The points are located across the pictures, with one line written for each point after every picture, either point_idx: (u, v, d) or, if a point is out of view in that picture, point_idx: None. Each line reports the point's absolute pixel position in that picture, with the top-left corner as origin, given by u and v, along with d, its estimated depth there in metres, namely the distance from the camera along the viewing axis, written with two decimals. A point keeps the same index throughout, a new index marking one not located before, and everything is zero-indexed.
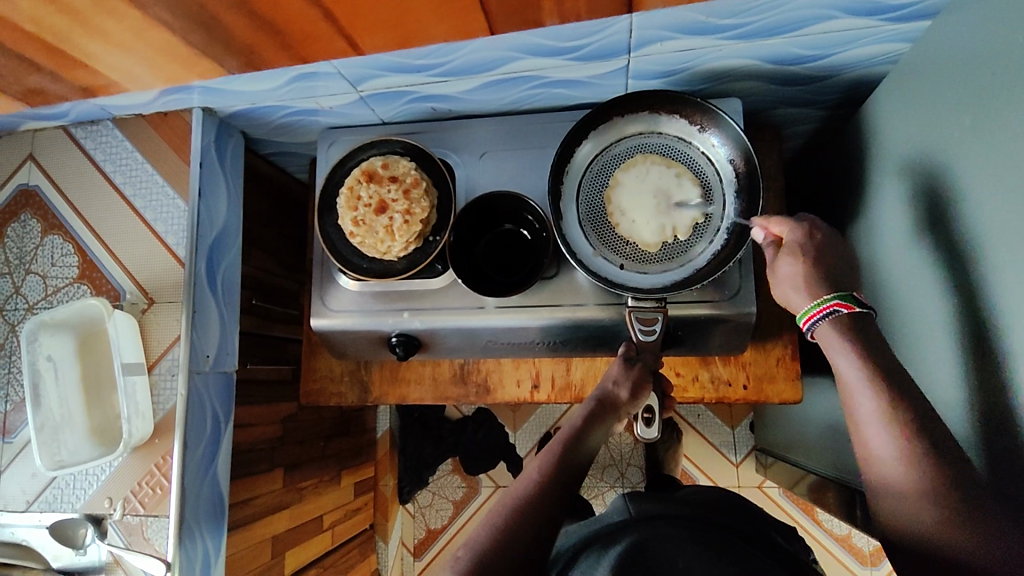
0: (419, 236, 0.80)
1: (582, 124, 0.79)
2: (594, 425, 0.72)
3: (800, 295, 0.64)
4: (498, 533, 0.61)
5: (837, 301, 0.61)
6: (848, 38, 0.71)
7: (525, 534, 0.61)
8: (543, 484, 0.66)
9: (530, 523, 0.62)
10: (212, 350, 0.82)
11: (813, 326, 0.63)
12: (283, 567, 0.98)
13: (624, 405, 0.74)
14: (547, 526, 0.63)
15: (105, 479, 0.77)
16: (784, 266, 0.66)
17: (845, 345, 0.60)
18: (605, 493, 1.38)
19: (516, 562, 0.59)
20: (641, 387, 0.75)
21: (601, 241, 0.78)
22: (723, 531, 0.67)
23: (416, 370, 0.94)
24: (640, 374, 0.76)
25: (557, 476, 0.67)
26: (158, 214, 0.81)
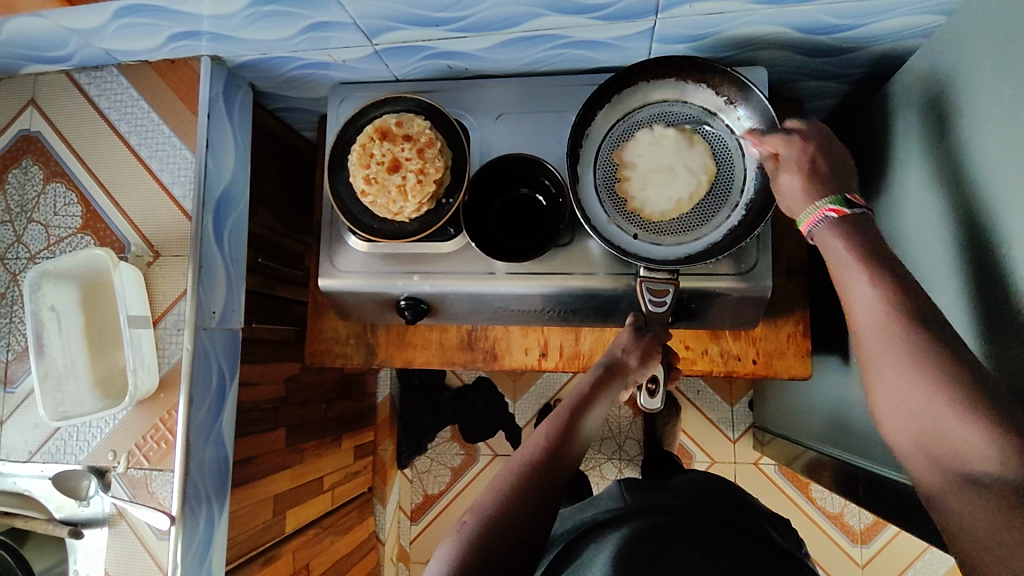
0: (432, 197, 0.78)
1: (605, 87, 0.76)
2: (601, 393, 0.71)
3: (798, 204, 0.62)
4: (506, 499, 0.60)
5: (828, 209, 0.60)
6: (883, 7, 0.69)
7: (532, 499, 0.61)
8: (553, 449, 0.65)
9: (538, 490, 0.61)
10: (218, 307, 0.80)
11: (813, 230, 0.61)
12: (284, 525, 0.99)
13: (633, 371, 0.73)
14: (555, 490, 0.63)
15: (109, 431, 0.76)
16: (785, 179, 0.64)
17: (842, 249, 0.57)
18: (603, 464, 1.39)
19: (523, 529, 0.59)
20: (650, 353, 0.74)
21: (616, 211, 0.77)
22: (721, 522, 0.66)
23: (423, 335, 0.93)
24: (651, 342, 0.75)
25: (564, 442, 0.66)
26: (165, 165, 0.79)
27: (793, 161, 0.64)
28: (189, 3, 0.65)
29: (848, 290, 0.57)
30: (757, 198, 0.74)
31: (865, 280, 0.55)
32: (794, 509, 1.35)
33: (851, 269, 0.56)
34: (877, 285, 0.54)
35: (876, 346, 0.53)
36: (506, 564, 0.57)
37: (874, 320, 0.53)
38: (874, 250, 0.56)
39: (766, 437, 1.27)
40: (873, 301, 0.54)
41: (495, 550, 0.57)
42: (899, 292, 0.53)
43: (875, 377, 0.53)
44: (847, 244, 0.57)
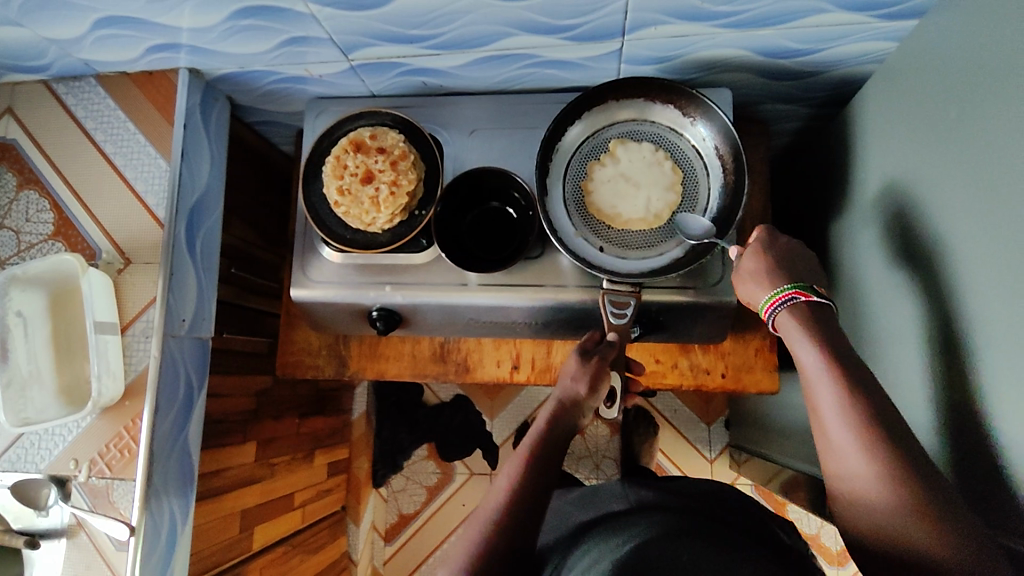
0: (405, 209, 0.79)
1: (574, 105, 0.78)
2: (562, 425, 0.67)
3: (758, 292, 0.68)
4: (470, 565, 0.58)
5: (788, 292, 0.64)
6: (836, 33, 0.73)
7: (499, 562, 0.58)
8: (517, 495, 0.62)
9: (503, 551, 0.59)
10: (188, 314, 0.80)
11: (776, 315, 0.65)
12: (251, 541, 0.98)
13: (585, 401, 0.68)
14: (521, 547, 0.60)
15: (72, 439, 0.75)
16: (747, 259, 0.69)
17: (810, 348, 0.60)
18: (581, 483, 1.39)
19: None
20: (600, 374, 0.69)
21: (584, 224, 0.78)
22: (717, 522, 0.65)
23: (396, 347, 0.93)
24: (599, 366, 0.69)
25: (523, 493, 0.62)
26: (140, 174, 0.80)
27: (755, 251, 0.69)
28: (167, 14, 0.67)
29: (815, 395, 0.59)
30: (721, 216, 0.76)
31: (830, 383, 0.57)
32: None
33: (808, 356, 0.60)
34: (829, 374, 0.58)
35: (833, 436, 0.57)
36: None
37: (830, 411, 0.57)
38: (838, 352, 0.59)
39: (741, 456, 1.28)
40: (830, 386, 0.57)
41: None
42: (852, 382, 0.57)
43: (832, 461, 0.57)
44: (807, 335, 0.61)
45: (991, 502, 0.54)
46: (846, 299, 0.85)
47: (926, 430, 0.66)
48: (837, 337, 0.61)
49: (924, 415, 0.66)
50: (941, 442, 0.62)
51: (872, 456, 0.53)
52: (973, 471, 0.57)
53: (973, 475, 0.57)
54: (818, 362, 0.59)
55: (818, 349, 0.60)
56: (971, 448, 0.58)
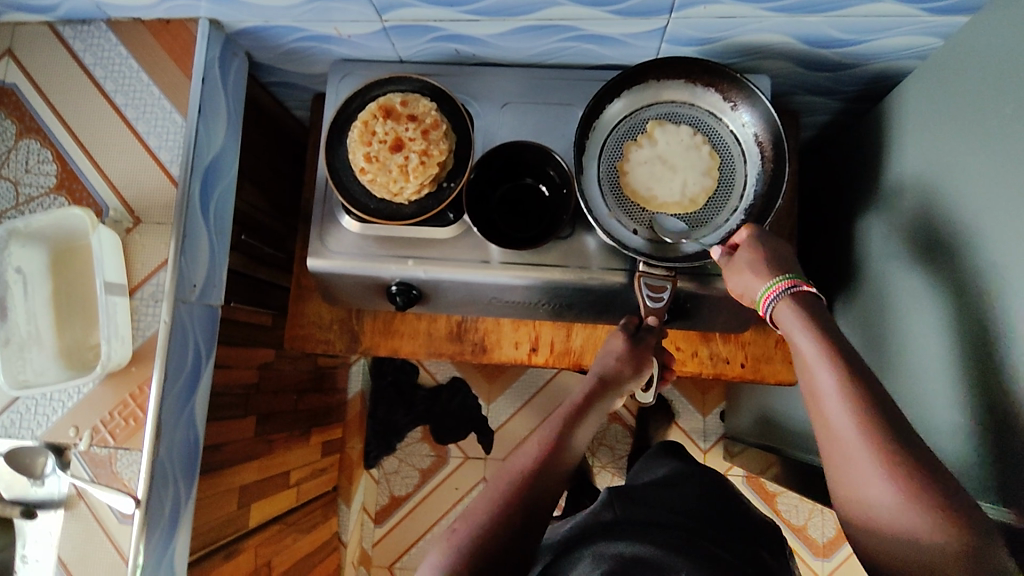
0: (434, 180, 0.76)
1: (614, 81, 0.76)
2: (594, 404, 0.66)
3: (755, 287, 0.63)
4: (498, 512, 0.56)
5: (784, 282, 0.61)
6: (883, 24, 0.72)
7: (528, 513, 0.56)
8: (544, 463, 0.59)
9: (533, 503, 0.57)
10: (199, 280, 0.76)
11: (772, 304, 0.61)
12: (249, 518, 0.95)
13: (629, 382, 0.69)
14: (549, 504, 0.58)
15: (72, 406, 0.70)
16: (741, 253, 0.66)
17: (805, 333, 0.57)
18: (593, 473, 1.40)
19: (512, 544, 0.55)
20: (643, 358, 0.70)
21: (617, 205, 0.76)
22: (720, 532, 0.62)
23: (411, 324, 0.90)
24: (645, 349, 0.70)
25: (557, 454, 0.61)
26: (152, 128, 0.75)
27: (749, 245, 0.66)
28: None
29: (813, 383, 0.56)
30: (757, 203, 0.74)
31: (829, 371, 0.54)
32: None
33: (806, 345, 0.57)
34: (828, 362, 0.55)
35: (831, 425, 0.53)
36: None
37: (829, 398, 0.54)
38: (837, 338, 0.56)
39: (737, 448, 1.29)
40: (830, 375, 0.54)
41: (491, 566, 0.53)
42: (853, 372, 0.54)
43: (835, 456, 0.53)
44: (806, 323, 0.58)
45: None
46: (868, 295, 0.85)
47: (953, 429, 0.66)
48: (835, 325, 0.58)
49: (952, 412, 0.66)
50: (971, 441, 0.62)
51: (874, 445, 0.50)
52: (1006, 471, 0.57)
53: (1008, 475, 0.57)
54: (819, 350, 0.56)
55: (818, 337, 0.57)
56: (1005, 449, 0.58)
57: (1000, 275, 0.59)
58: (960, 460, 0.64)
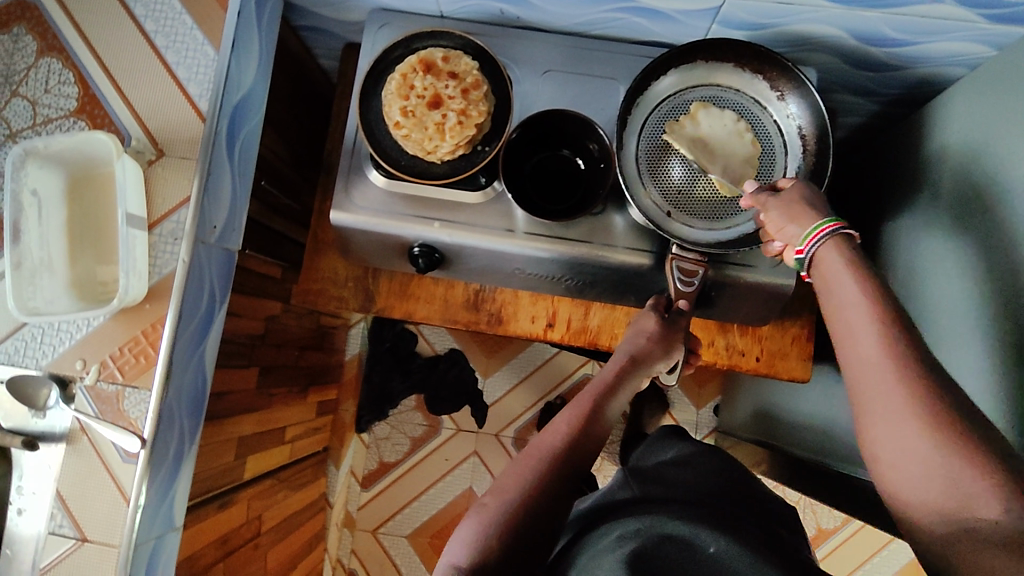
0: (470, 142, 0.74)
1: (664, 59, 0.74)
2: (626, 381, 0.66)
3: (792, 227, 0.59)
4: (531, 489, 0.55)
5: (832, 224, 0.56)
6: (940, 27, 0.71)
7: (560, 490, 0.56)
8: (577, 439, 0.59)
9: (564, 481, 0.56)
10: (220, 222, 0.73)
11: (816, 244, 0.56)
12: (244, 470, 0.93)
13: (656, 362, 0.69)
14: (578, 481, 0.58)
15: (80, 338, 0.68)
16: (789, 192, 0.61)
17: (846, 274, 0.53)
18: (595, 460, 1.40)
19: (543, 521, 0.54)
20: (675, 339, 0.70)
21: (654, 185, 0.75)
22: (740, 514, 0.62)
23: (428, 289, 0.89)
24: (674, 330, 0.70)
25: (588, 433, 0.60)
26: (183, 59, 0.72)
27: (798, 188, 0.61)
28: None
29: (846, 326, 0.52)
30: None
31: (866, 312, 0.50)
32: None
33: (845, 286, 0.53)
34: (869, 304, 0.50)
35: (865, 369, 0.49)
36: (526, 557, 0.53)
37: (862, 339, 0.50)
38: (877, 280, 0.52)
39: (729, 442, 1.30)
40: (867, 317, 0.50)
41: (523, 542, 0.53)
42: (895, 316, 0.50)
43: (867, 403, 0.49)
44: (849, 265, 0.54)
45: None
46: None
47: None
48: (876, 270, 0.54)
49: None
50: None
51: (909, 390, 0.46)
52: None
53: None
54: (858, 291, 0.52)
55: (859, 279, 0.52)
56: None
57: None
58: None
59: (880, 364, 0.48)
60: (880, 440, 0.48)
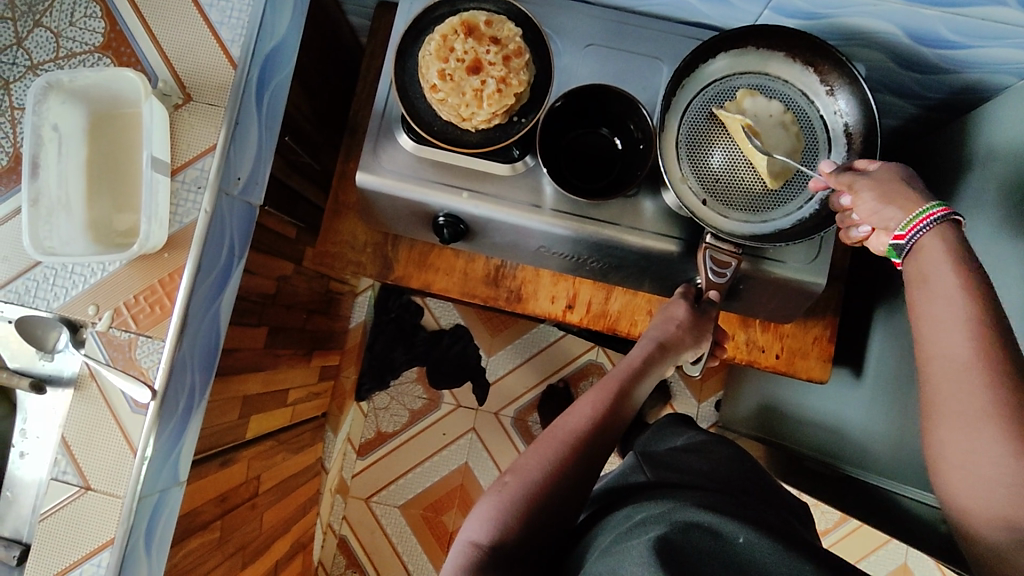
0: (507, 111, 0.72)
1: (714, 41, 0.72)
2: (653, 368, 0.65)
3: (893, 210, 0.57)
4: (557, 465, 0.54)
5: (939, 208, 0.55)
6: (1000, 31, 0.69)
7: (584, 468, 0.55)
8: (604, 418, 0.58)
9: (589, 460, 0.56)
10: (244, 174, 0.71)
11: (921, 230, 0.55)
12: (246, 430, 0.92)
13: (684, 350, 0.68)
14: (602, 462, 0.57)
15: (94, 283, 0.66)
16: (880, 172, 0.60)
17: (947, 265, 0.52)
18: None
19: (565, 498, 0.54)
20: (703, 329, 0.70)
21: (693, 171, 0.73)
22: (759, 504, 0.62)
23: (448, 260, 0.87)
24: (703, 320, 0.70)
25: (616, 414, 0.59)
26: (216, 2, 0.69)
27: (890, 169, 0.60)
28: None
29: (937, 317, 0.51)
30: None
31: (964, 307, 0.50)
32: None
33: (943, 277, 0.52)
34: (966, 302, 0.50)
35: (949, 362, 0.50)
36: (545, 531, 0.53)
37: (953, 335, 0.50)
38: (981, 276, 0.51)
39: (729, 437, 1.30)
40: (962, 314, 0.50)
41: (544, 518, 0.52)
42: (992, 317, 0.49)
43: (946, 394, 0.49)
44: (948, 256, 0.53)
45: None
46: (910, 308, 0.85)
47: None
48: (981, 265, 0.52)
49: None
50: None
51: (993, 390, 0.47)
52: None
53: None
54: (957, 285, 0.51)
55: (960, 272, 0.51)
56: None
57: None
58: None
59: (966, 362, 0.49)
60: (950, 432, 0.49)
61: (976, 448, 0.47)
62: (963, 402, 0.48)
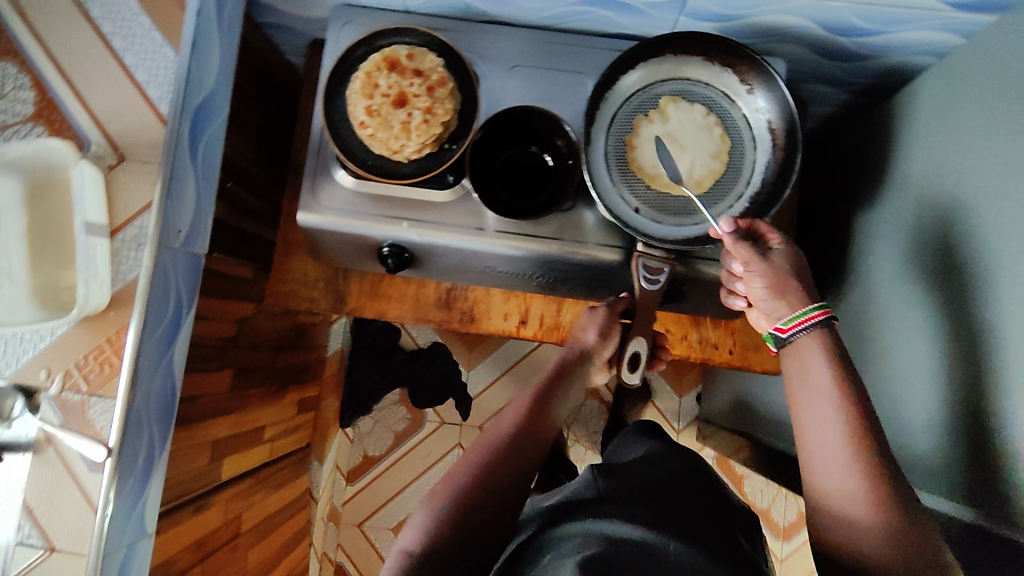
0: (437, 140, 0.73)
1: (632, 53, 0.73)
2: (571, 371, 0.71)
3: (780, 305, 0.65)
4: (485, 467, 0.57)
5: (819, 311, 0.63)
6: (909, 16, 0.70)
7: (512, 466, 0.58)
8: (528, 422, 0.62)
9: (516, 459, 0.59)
10: (184, 227, 0.73)
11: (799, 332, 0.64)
12: (219, 472, 0.93)
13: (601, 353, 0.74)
14: (532, 462, 0.60)
15: (43, 348, 0.68)
16: (773, 259, 0.66)
17: (822, 363, 0.62)
18: (584, 454, 1.41)
19: (497, 496, 0.56)
20: (610, 328, 0.74)
21: (622, 180, 0.74)
22: (697, 508, 0.64)
23: (399, 288, 0.90)
24: (622, 324, 0.74)
25: (538, 417, 0.63)
26: (141, 61, 0.70)
27: (784, 260, 0.66)
28: None
29: (812, 408, 0.61)
30: (763, 192, 0.73)
31: (833, 404, 0.60)
32: None
33: (818, 373, 0.61)
34: (837, 391, 0.60)
35: (823, 445, 0.59)
36: (484, 531, 0.54)
37: (826, 425, 0.59)
38: (848, 373, 0.61)
39: (709, 429, 1.31)
40: (837, 411, 0.59)
41: (480, 515, 0.55)
42: (859, 409, 0.59)
43: (820, 474, 0.59)
44: (821, 352, 0.62)
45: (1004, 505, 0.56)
46: (855, 292, 0.86)
47: (933, 428, 0.67)
48: (850, 362, 0.62)
49: (935, 409, 0.67)
50: (952, 443, 0.64)
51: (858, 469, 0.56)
52: (985, 473, 0.59)
53: (984, 479, 0.59)
54: (828, 381, 0.61)
55: (831, 369, 0.61)
56: (983, 454, 0.59)
57: (1004, 282, 0.60)
58: (936, 459, 0.66)
59: (836, 447, 0.58)
60: (824, 506, 0.58)
61: (848, 518, 0.56)
62: (838, 483, 0.57)
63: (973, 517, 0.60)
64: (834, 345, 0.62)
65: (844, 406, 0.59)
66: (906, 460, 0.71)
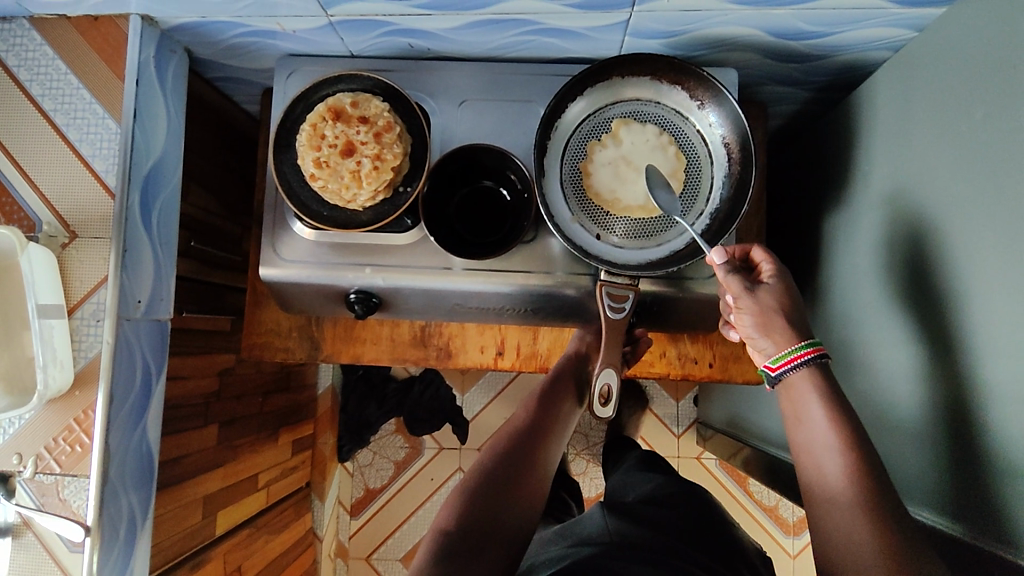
0: (389, 185, 0.72)
1: (577, 80, 0.72)
2: (545, 411, 0.77)
3: (768, 342, 0.66)
4: (456, 519, 0.65)
5: (810, 350, 0.64)
6: (856, 16, 0.68)
7: (479, 515, 0.65)
8: (498, 466, 0.70)
9: (483, 508, 0.66)
10: (144, 295, 0.72)
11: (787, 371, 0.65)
12: (214, 527, 0.93)
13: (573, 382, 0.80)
14: (498, 506, 0.67)
15: (14, 432, 0.68)
16: (763, 295, 0.66)
17: (817, 404, 0.63)
18: (587, 467, 1.40)
19: (465, 544, 0.63)
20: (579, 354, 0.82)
21: (581, 209, 0.73)
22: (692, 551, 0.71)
23: (373, 330, 0.89)
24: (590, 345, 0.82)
25: (506, 459, 0.71)
26: (85, 136, 0.70)
27: (773, 292, 0.67)
28: None
29: (814, 450, 0.62)
30: (722, 208, 0.72)
31: (834, 445, 0.61)
32: (732, 502, 1.38)
33: (813, 412, 0.63)
34: (833, 430, 0.61)
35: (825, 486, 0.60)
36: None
37: (827, 466, 0.60)
38: (843, 411, 0.62)
39: (708, 433, 1.30)
40: (839, 451, 0.60)
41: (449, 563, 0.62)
42: (857, 447, 0.60)
43: (824, 514, 0.59)
44: (815, 392, 0.63)
45: (990, 515, 0.55)
46: (833, 294, 0.85)
47: (915, 432, 0.66)
48: (844, 401, 0.63)
49: (917, 415, 0.66)
50: (936, 450, 0.63)
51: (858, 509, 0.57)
52: (967, 479, 0.58)
53: (965, 485, 0.58)
54: (824, 421, 0.62)
55: (826, 408, 0.62)
56: (968, 463, 0.58)
57: (972, 286, 0.58)
58: (921, 463, 0.65)
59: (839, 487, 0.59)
60: (828, 546, 0.58)
61: (852, 556, 0.56)
62: (842, 524, 0.58)
63: (959, 523, 0.59)
64: (828, 383, 0.63)
65: (842, 444, 0.60)
66: (894, 464, 0.70)
